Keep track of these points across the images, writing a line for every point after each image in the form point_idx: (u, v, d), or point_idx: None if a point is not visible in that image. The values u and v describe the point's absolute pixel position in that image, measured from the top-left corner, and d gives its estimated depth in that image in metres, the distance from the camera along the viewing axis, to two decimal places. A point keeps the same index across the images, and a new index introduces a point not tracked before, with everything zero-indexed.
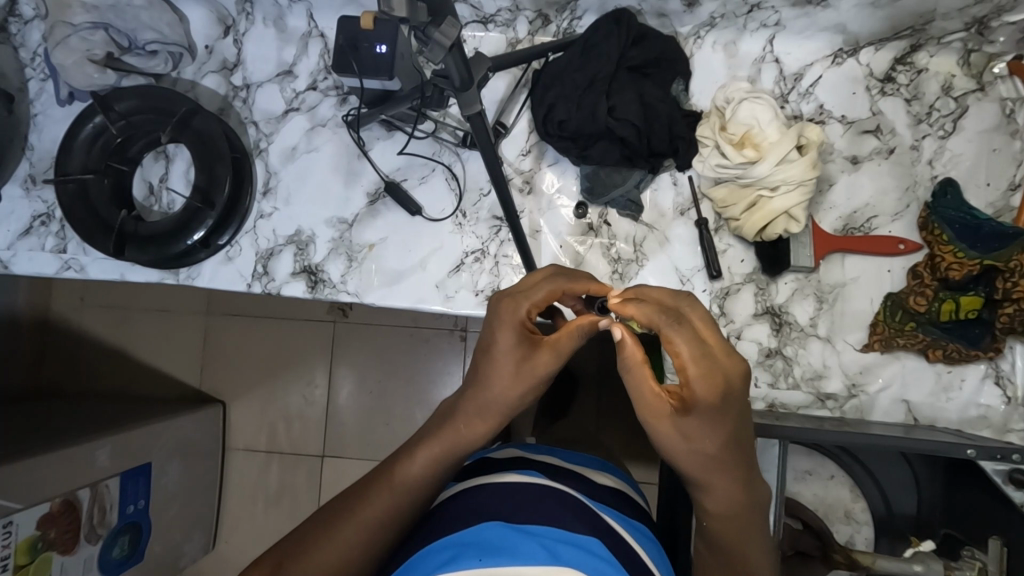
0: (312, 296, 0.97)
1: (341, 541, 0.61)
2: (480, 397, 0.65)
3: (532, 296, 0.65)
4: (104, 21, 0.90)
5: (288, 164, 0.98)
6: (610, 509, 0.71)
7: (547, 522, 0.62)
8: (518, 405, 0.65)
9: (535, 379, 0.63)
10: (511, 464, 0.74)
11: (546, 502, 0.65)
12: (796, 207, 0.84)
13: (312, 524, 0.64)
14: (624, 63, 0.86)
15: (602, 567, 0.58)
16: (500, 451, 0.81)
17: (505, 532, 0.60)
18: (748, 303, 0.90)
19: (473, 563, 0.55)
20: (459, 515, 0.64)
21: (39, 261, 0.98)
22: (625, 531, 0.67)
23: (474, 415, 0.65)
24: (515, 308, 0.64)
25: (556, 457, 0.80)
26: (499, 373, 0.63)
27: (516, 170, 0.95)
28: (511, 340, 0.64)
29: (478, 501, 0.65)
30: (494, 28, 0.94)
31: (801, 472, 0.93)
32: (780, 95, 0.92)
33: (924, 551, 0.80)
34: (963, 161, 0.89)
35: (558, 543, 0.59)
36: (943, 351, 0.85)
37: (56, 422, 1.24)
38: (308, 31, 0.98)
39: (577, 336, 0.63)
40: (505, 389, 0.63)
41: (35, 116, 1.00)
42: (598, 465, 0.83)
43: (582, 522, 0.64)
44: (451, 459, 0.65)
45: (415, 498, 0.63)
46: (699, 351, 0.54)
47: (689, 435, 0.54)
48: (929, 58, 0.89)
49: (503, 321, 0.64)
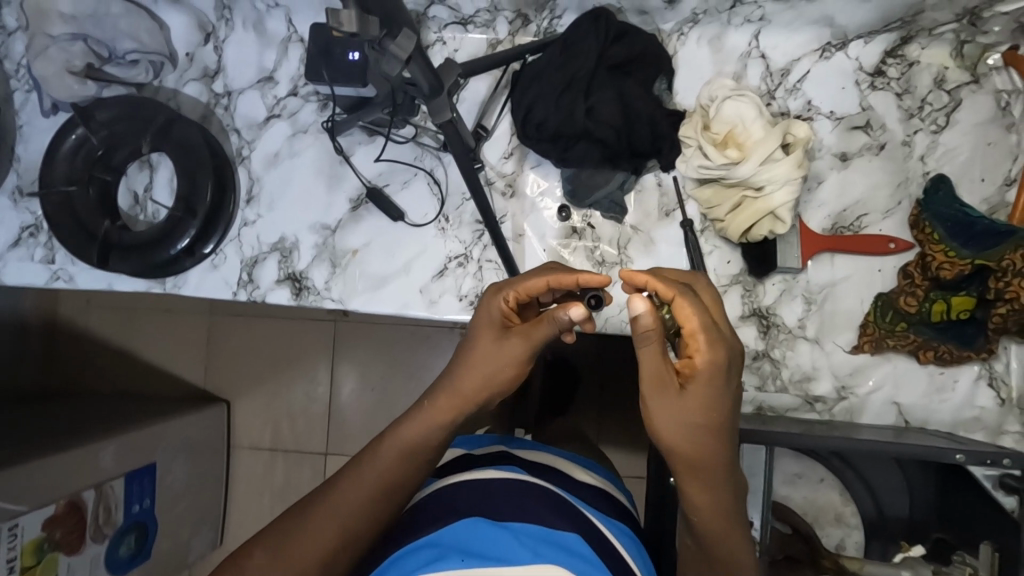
0: (297, 303, 0.97)
1: (318, 532, 0.60)
2: (453, 376, 0.66)
3: (520, 282, 0.65)
4: (83, 31, 0.90)
5: (271, 169, 0.98)
6: (593, 507, 0.70)
7: (527, 521, 0.61)
8: (486, 391, 0.65)
9: (502, 364, 0.64)
10: (494, 459, 0.75)
11: (528, 499, 0.64)
12: (782, 207, 0.82)
13: (281, 524, 0.62)
14: (605, 62, 0.84)
15: (586, 567, 0.58)
16: (485, 446, 0.80)
17: (489, 530, 0.59)
18: (735, 305, 0.89)
19: (455, 563, 0.55)
20: (439, 513, 0.64)
21: (30, 271, 0.99)
22: (608, 530, 0.67)
23: (442, 399, 0.65)
24: (497, 293, 0.66)
25: (540, 452, 0.80)
26: (475, 351, 0.65)
27: (497, 173, 0.93)
28: (487, 322, 0.66)
29: (459, 496, 0.66)
30: (473, 29, 0.93)
31: (790, 475, 0.92)
32: (766, 91, 0.89)
33: (914, 556, 0.79)
34: (957, 156, 0.86)
35: (541, 543, 0.58)
36: (934, 352, 0.84)
37: (55, 423, 1.26)
38: (288, 36, 0.97)
39: (554, 326, 0.62)
40: (473, 373, 0.65)
41: (20, 127, 1.01)
42: (583, 462, 0.82)
43: (565, 520, 0.63)
44: (427, 454, 0.64)
45: (397, 484, 0.62)
46: (709, 322, 0.54)
47: (695, 410, 0.53)
48: (921, 51, 0.86)
49: (487, 306, 0.66)
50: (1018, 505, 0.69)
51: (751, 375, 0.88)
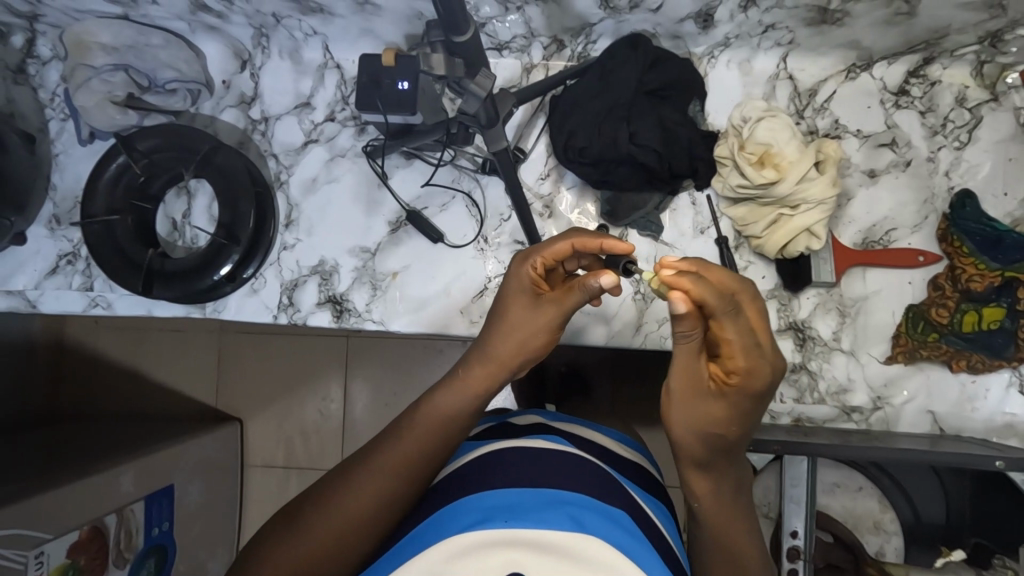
0: (338, 325, 0.98)
1: (369, 490, 0.63)
2: (488, 342, 0.71)
3: (546, 249, 0.70)
4: (124, 62, 0.92)
5: (309, 195, 0.99)
6: (631, 484, 0.72)
7: (574, 491, 0.63)
8: (521, 354, 0.70)
9: (532, 327, 0.70)
10: (537, 429, 0.75)
11: (575, 472, 0.66)
12: (817, 224, 0.85)
13: (329, 479, 0.66)
14: (643, 88, 0.86)
15: (628, 539, 0.58)
16: (521, 417, 0.82)
17: (535, 499, 0.61)
18: (770, 319, 0.91)
19: (499, 523, 0.57)
20: (484, 475, 0.65)
21: (67, 299, 0.99)
22: (647, 506, 0.69)
23: (477, 363, 0.70)
24: (526, 262, 0.71)
25: (575, 424, 0.81)
26: (508, 318, 0.71)
27: (535, 195, 0.95)
28: (519, 288, 0.71)
29: (505, 460, 0.67)
30: (509, 53, 0.95)
31: (829, 484, 0.94)
32: (795, 111, 0.93)
33: (955, 561, 0.83)
34: (979, 172, 0.90)
35: (586, 513, 0.60)
36: (966, 361, 0.86)
37: (80, 447, 1.26)
38: (324, 63, 0.99)
39: (583, 294, 0.67)
40: (508, 336, 0.70)
41: (57, 156, 1.01)
42: (617, 438, 0.84)
43: (609, 494, 0.64)
44: (467, 416, 0.68)
45: (439, 443, 0.66)
46: (751, 342, 0.51)
47: (716, 418, 0.54)
48: (942, 71, 0.89)
49: (516, 273, 0.71)
50: None
51: (789, 388, 0.90)
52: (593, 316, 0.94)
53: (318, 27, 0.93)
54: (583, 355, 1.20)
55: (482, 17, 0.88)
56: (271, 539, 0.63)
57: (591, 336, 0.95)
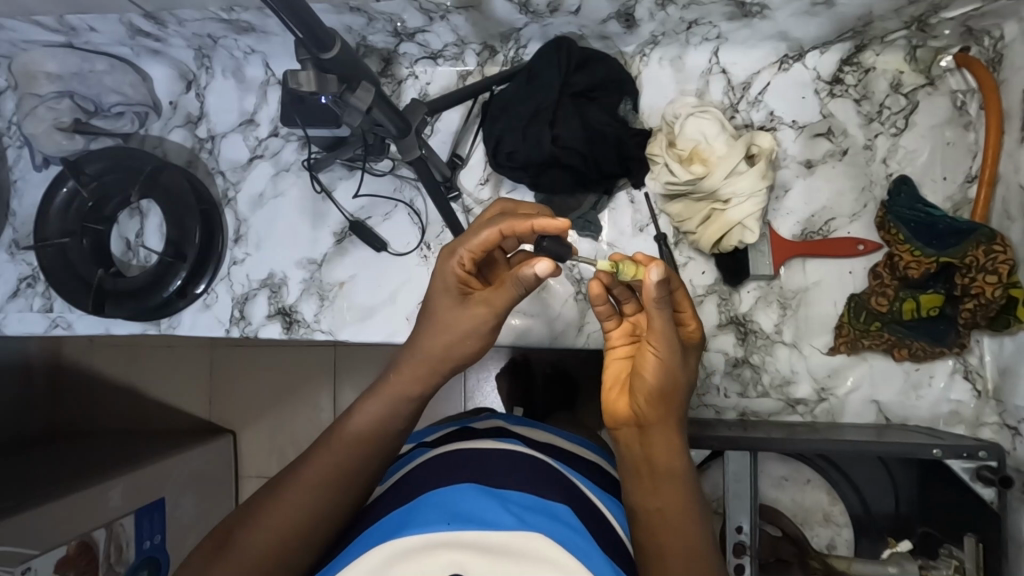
0: (288, 337, 0.99)
1: (294, 505, 0.59)
2: (418, 343, 0.66)
3: (469, 242, 0.64)
4: (68, 89, 0.96)
5: (256, 210, 1.01)
6: (588, 482, 0.69)
7: (519, 490, 0.60)
8: (455, 354, 0.65)
9: (465, 325, 0.64)
10: (491, 433, 0.72)
11: (522, 471, 0.63)
12: (749, 216, 0.84)
13: (256, 497, 0.62)
14: (568, 89, 0.87)
15: (571, 535, 0.56)
16: (482, 421, 0.78)
17: (481, 498, 0.57)
18: (712, 314, 0.91)
19: (441, 525, 0.54)
20: (430, 478, 0.62)
21: (29, 320, 1.02)
22: (600, 502, 0.65)
23: (405, 366, 0.65)
24: (452, 256, 0.65)
25: (537, 428, 0.78)
26: (439, 318, 0.65)
27: (475, 201, 0.96)
28: (445, 286, 0.65)
29: (451, 462, 0.64)
30: (443, 62, 0.96)
31: (777, 479, 0.94)
32: (729, 105, 0.92)
33: (900, 552, 0.81)
34: (917, 158, 0.89)
35: (526, 511, 0.57)
36: (908, 350, 0.86)
37: (64, 464, 1.28)
38: (266, 79, 1.00)
39: (517, 286, 0.62)
40: (438, 337, 0.64)
41: (14, 182, 1.04)
42: (580, 440, 0.80)
43: (555, 492, 0.61)
44: (397, 421, 0.64)
45: (368, 453, 0.62)
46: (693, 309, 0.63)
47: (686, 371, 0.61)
48: (875, 57, 0.88)
49: (441, 269, 0.66)
50: (996, 496, 0.71)
51: (733, 382, 0.91)
52: (536, 318, 0.95)
53: (255, 45, 0.94)
54: (551, 356, 1.21)
55: (410, 29, 0.89)
56: (195, 564, 0.59)
57: (536, 338, 0.95)
